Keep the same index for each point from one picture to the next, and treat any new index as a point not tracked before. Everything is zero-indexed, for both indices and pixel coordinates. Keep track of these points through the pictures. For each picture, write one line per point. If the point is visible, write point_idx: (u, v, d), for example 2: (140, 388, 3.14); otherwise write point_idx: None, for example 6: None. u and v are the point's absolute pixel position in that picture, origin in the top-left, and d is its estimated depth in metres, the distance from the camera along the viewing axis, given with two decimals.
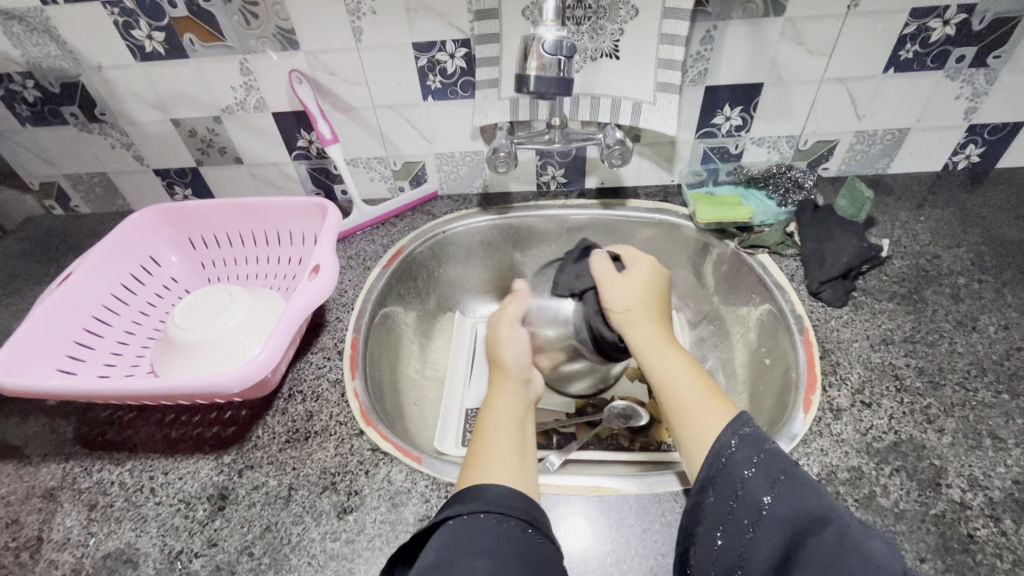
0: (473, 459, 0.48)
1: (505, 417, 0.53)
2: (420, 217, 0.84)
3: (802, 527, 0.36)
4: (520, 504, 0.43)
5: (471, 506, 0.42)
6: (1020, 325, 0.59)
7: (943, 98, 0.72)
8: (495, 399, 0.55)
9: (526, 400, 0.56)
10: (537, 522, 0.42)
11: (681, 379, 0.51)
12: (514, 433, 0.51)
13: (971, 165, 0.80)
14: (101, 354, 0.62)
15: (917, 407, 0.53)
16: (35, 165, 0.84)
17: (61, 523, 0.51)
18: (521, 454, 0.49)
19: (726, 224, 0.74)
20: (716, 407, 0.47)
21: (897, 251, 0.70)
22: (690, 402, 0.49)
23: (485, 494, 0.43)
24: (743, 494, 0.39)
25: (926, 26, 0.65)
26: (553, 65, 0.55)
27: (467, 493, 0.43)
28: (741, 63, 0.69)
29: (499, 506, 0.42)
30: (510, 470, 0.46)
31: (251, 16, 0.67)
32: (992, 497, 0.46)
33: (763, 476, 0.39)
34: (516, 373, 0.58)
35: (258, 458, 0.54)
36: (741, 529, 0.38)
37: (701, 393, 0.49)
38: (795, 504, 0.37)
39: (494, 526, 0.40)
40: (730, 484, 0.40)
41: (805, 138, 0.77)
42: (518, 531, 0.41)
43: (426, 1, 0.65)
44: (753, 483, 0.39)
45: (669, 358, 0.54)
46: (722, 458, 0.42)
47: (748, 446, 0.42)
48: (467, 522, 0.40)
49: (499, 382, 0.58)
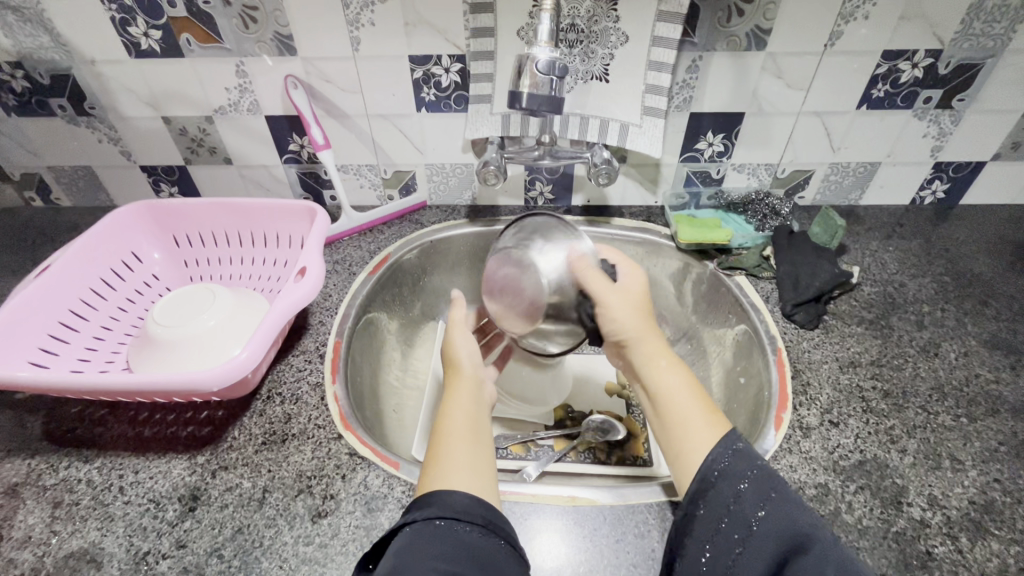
0: (431, 460, 0.48)
1: (462, 420, 0.52)
2: (408, 225, 0.84)
3: (788, 546, 0.38)
4: (477, 509, 0.42)
5: (427, 513, 0.42)
6: (979, 353, 0.62)
7: (911, 135, 0.76)
8: (448, 403, 0.54)
9: (484, 398, 0.56)
10: (494, 526, 0.42)
11: (679, 394, 0.48)
12: (470, 434, 0.51)
13: (936, 201, 0.85)
14: (75, 348, 0.61)
15: (882, 427, 0.55)
16: (17, 155, 0.83)
17: (22, 521, 0.49)
18: (479, 457, 0.48)
19: (706, 246, 0.76)
20: (708, 427, 0.46)
21: (867, 278, 0.73)
22: (685, 426, 0.47)
23: (439, 501, 0.43)
24: (736, 507, 0.40)
25: (897, 68, 0.69)
26: (548, 84, 0.57)
27: (422, 500, 0.43)
28: (724, 93, 0.72)
29: (453, 511, 0.42)
30: (466, 469, 0.46)
31: (250, 20, 0.68)
32: (950, 517, 0.48)
33: (757, 490, 0.41)
34: (469, 375, 0.56)
35: (232, 459, 0.54)
36: (731, 541, 0.39)
37: (698, 410, 0.47)
38: (785, 516, 0.39)
39: (450, 532, 0.40)
40: (721, 500, 0.41)
41: (783, 167, 0.81)
42: (472, 535, 0.41)
43: (424, 16, 0.67)
44: (746, 496, 0.40)
45: (670, 374, 0.50)
46: (714, 474, 0.42)
47: (741, 462, 0.43)
48: (422, 528, 0.41)
49: (453, 386, 0.56)
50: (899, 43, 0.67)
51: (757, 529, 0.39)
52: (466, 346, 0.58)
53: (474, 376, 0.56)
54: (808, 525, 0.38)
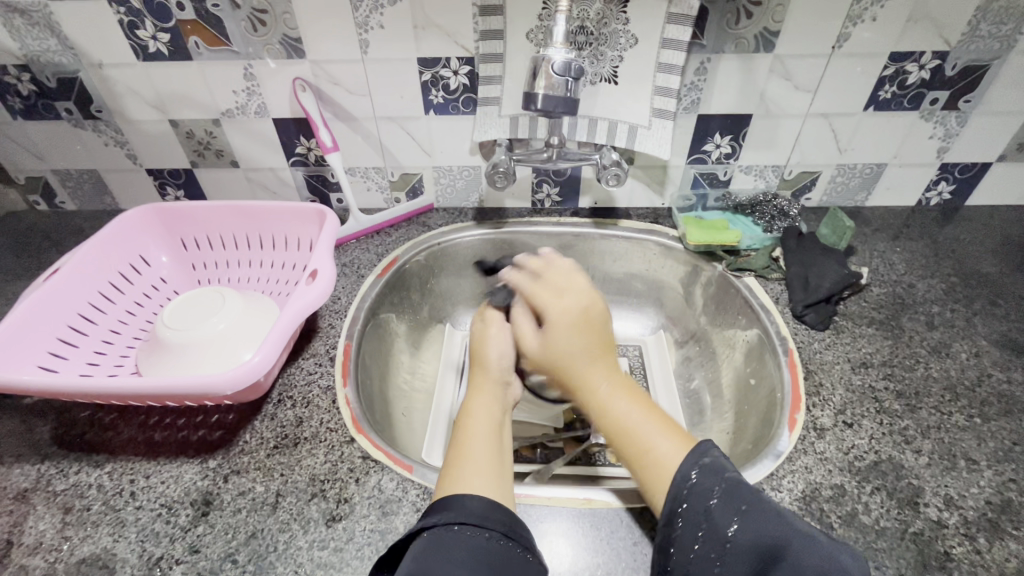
0: (450, 463, 0.48)
1: (484, 422, 0.52)
2: (415, 228, 0.84)
3: (764, 556, 0.37)
4: (496, 515, 0.42)
5: (446, 518, 0.41)
6: (989, 353, 0.63)
7: (918, 137, 0.76)
8: (474, 403, 0.54)
9: (505, 400, 0.56)
10: (513, 532, 0.42)
11: (637, 420, 0.50)
12: (492, 438, 0.51)
13: (942, 202, 0.85)
14: (84, 352, 0.61)
15: (896, 428, 0.55)
16: (22, 159, 0.83)
17: (33, 527, 0.49)
18: (497, 462, 0.49)
19: (714, 247, 0.76)
20: (672, 443, 0.47)
21: (875, 279, 0.73)
22: (640, 440, 0.48)
23: (461, 506, 0.42)
24: (708, 525, 0.41)
25: (903, 70, 0.70)
26: (562, 85, 0.57)
27: (442, 504, 0.43)
28: (732, 95, 0.72)
29: (475, 517, 0.41)
30: (489, 473, 0.47)
31: (259, 23, 0.68)
32: (967, 517, 0.48)
33: (727, 506, 0.41)
34: (497, 372, 0.57)
35: (245, 463, 0.53)
36: (709, 559, 0.39)
37: (656, 431, 0.49)
38: (758, 529, 0.39)
39: (469, 539, 0.40)
40: (695, 517, 0.41)
41: (790, 168, 0.81)
42: (491, 543, 0.40)
43: (434, 19, 0.67)
44: (717, 513, 0.41)
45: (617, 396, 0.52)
46: (684, 491, 0.43)
47: (708, 478, 0.43)
48: (442, 533, 0.40)
49: (479, 384, 0.57)
50: (906, 46, 0.68)
51: (731, 545, 0.39)
52: (500, 349, 0.59)
53: (501, 376, 0.57)
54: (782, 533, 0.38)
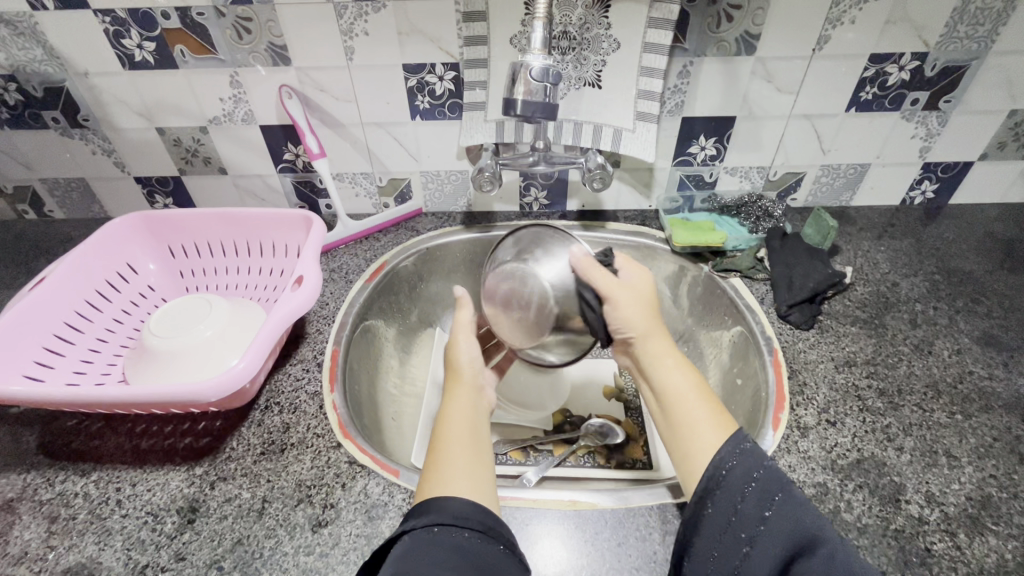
0: (430, 466, 0.48)
1: (461, 425, 0.52)
2: (404, 233, 0.85)
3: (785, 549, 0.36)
4: (476, 515, 0.42)
5: (425, 521, 0.41)
6: (971, 350, 0.63)
7: (900, 137, 0.77)
8: (448, 408, 0.54)
9: (480, 403, 0.56)
10: (494, 531, 0.42)
11: (688, 393, 0.48)
12: (468, 440, 0.51)
13: (926, 201, 0.86)
14: (70, 361, 0.61)
15: (879, 425, 0.56)
16: (10, 169, 0.83)
17: (18, 537, 0.49)
18: (477, 463, 0.48)
19: (700, 248, 0.76)
20: (713, 422, 0.45)
21: (859, 278, 0.74)
22: (692, 417, 0.46)
23: (440, 508, 0.42)
24: (736, 508, 0.38)
25: (883, 71, 0.70)
26: (540, 90, 0.58)
27: (423, 506, 0.43)
28: (716, 98, 0.73)
29: (453, 517, 0.42)
30: (467, 475, 0.46)
31: (244, 31, 0.68)
32: (948, 513, 0.48)
33: (757, 491, 0.38)
34: (470, 379, 0.57)
35: (231, 469, 0.53)
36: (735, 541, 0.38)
37: (706, 407, 0.47)
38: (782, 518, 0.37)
39: (448, 538, 0.40)
40: (724, 503, 0.39)
41: (774, 170, 0.82)
42: (471, 542, 0.40)
43: (417, 24, 0.67)
44: (745, 500, 0.38)
45: (679, 373, 0.50)
46: (716, 475, 0.40)
47: (744, 460, 0.41)
48: (422, 536, 0.40)
49: (453, 390, 0.57)
50: (885, 47, 0.68)
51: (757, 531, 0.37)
52: (468, 353, 0.59)
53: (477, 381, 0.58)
54: (810, 525, 0.36)
